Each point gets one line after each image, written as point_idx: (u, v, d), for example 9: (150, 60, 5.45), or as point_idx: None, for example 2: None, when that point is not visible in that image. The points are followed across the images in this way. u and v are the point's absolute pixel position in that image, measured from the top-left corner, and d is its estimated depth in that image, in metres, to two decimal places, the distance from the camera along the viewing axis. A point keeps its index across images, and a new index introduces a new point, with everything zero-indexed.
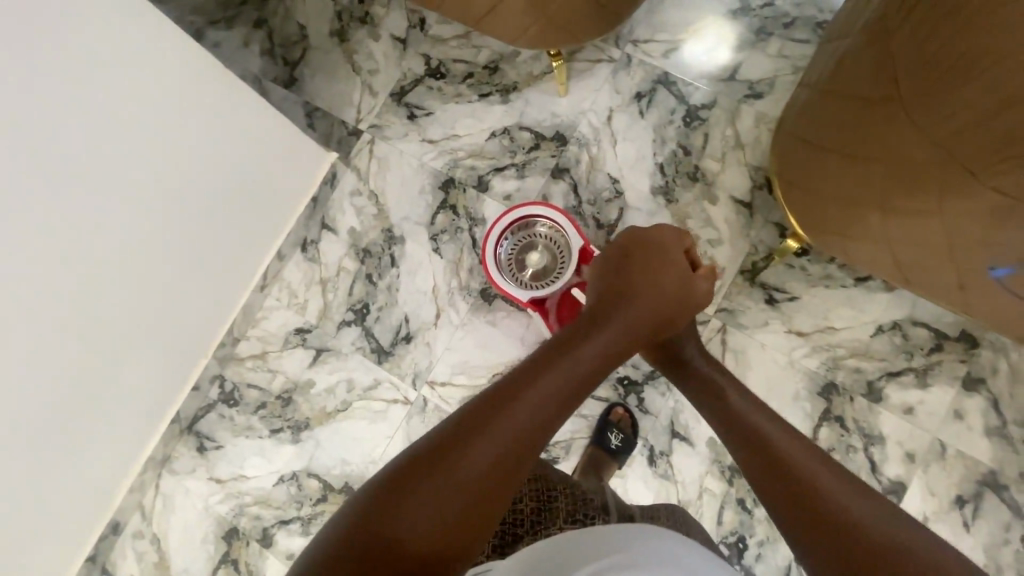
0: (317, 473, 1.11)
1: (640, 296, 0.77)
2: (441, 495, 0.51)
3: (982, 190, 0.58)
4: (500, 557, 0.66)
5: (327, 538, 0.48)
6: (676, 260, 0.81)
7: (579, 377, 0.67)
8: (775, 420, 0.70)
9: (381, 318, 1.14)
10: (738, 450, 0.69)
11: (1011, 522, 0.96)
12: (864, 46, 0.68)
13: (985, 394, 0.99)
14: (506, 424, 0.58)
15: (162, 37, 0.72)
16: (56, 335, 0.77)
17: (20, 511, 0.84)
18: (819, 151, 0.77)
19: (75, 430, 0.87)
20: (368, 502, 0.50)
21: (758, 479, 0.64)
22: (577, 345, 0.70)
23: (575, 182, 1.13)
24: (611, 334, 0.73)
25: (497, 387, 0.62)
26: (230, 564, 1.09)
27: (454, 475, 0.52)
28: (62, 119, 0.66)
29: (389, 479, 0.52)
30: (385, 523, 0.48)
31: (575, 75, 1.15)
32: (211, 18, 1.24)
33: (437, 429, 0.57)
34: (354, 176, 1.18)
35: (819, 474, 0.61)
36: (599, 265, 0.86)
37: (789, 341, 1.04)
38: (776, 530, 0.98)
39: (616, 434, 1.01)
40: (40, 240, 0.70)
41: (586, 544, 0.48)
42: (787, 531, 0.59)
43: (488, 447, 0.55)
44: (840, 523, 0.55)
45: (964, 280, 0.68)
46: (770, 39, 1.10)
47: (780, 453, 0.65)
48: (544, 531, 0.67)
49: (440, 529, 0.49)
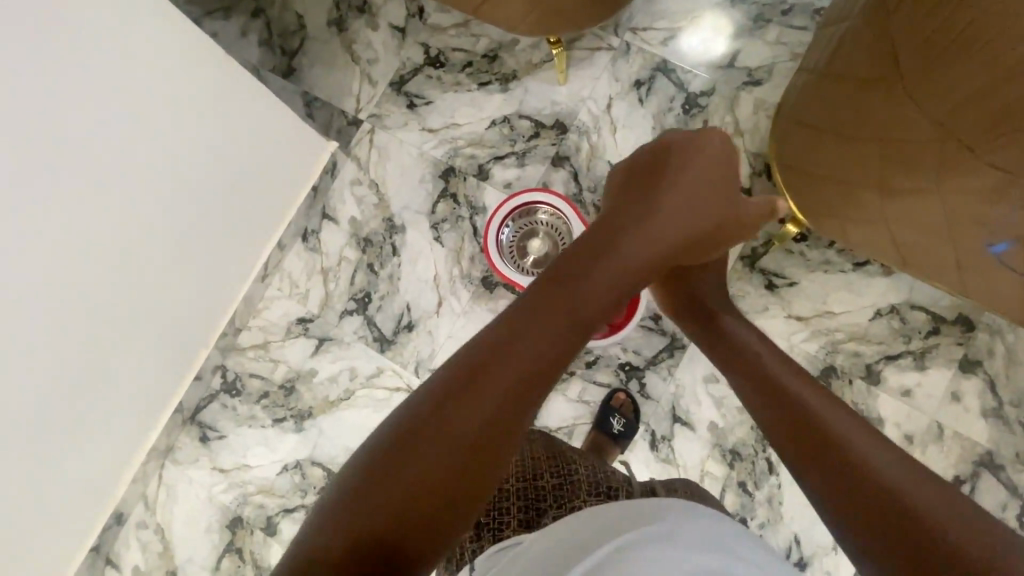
0: (320, 461, 1.11)
1: (651, 235, 0.75)
2: (443, 439, 0.53)
3: (980, 166, 0.58)
4: (526, 531, 0.67)
5: (337, 488, 0.51)
6: (686, 204, 0.78)
7: (586, 314, 0.67)
8: (807, 383, 0.68)
9: (382, 307, 1.14)
10: (757, 400, 0.69)
11: (1007, 500, 0.98)
12: (860, 30, 0.69)
13: (981, 375, 1.00)
14: (510, 365, 0.58)
15: (160, 27, 0.72)
16: (55, 333, 0.77)
17: (20, 512, 0.83)
18: (818, 135, 0.78)
19: (75, 428, 0.87)
20: (375, 460, 0.51)
21: (777, 429, 0.64)
22: (581, 281, 0.69)
23: (576, 170, 1.13)
24: (621, 268, 0.72)
25: (500, 327, 0.62)
26: (234, 553, 1.09)
27: (456, 420, 0.54)
28: (55, 113, 0.65)
29: (394, 428, 0.54)
30: (393, 472, 0.50)
31: (574, 64, 1.16)
32: (207, 7, 1.23)
33: (440, 383, 0.57)
34: (354, 166, 1.18)
35: (835, 425, 0.61)
36: (613, 200, 0.83)
37: (788, 325, 1.05)
38: (776, 512, 0.99)
39: (618, 419, 1.02)
40: (36, 239, 0.69)
41: (607, 529, 0.50)
42: (802, 478, 0.59)
43: (491, 404, 0.55)
44: (862, 477, 0.55)
45: (961, 259, 0.69)
46: (768, 26, 1.11)
47: (800, 403, 0.64)
48: (569, 503, 0.68)
49: (445, 472, 0.51)
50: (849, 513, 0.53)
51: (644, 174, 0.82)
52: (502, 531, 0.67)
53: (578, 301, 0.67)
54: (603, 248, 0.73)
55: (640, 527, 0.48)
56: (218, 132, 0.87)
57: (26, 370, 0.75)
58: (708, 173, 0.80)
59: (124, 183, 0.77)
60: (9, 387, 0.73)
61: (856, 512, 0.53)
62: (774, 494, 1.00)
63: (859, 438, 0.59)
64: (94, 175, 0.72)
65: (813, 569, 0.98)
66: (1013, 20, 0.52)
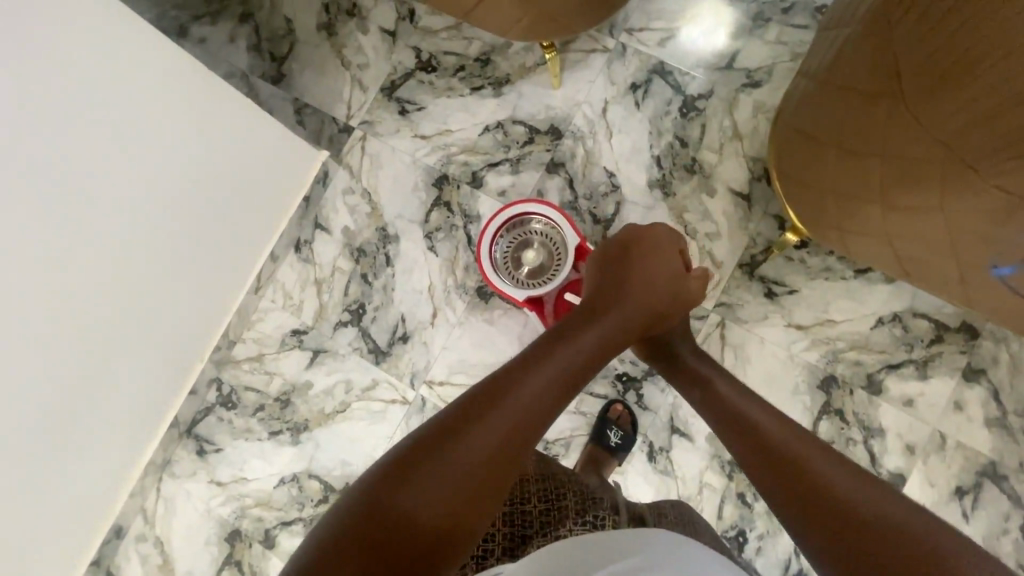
0: (317, 474, 1.11)
1: (638, 282, 0.79)
2: (450, 471, 0.51)
3: (985, 188, 0.56)
4: (512, 560, 0.65)
5: (329, 520, 0.48)
6: (666, 255, 0.83)
7: (583, 359, 0.68)
8: (777, 413, 0.69)
9: (377, 318, 1.13)
10: (727, 435, 0.70)
11: (1010, 511, 0.97)
12: (864, 37, 0.66)
13: (985, 384, 0.98)
14: (514, 406, 0.59)
15: (139, 37, 0.72)
16: (53, 339, 0.76)
17: (23, 512, 0.82)
18: (819, 144, 0.75)
19: (79, 432, 0.86)
20: (378, 481, 0.50)
21: (751, 464, 0.65)
22: (574, 329, 0.72)
23: (571, 177, 1.11)
24: (615, 317, 0.75)
25: (498, 372, 0.63)
26: (234, 565, 1.10)
27: (462, 453, 0.53)
28: (40, 118, 0.64)
29: (397, 453, 0.53)
30: (395, 501, 0.48)
31: (568, 67, 1.13)
32: (194, 12, 1.20)
33: (442, 412, 0.57)
34: (346, 174, 1.16)
35: (807, 451, 0.62)
36: (600, 252, 0.87)
37: (787, 334, 1.03)
38: (775, 523, 0.98)
39: (616, 431, 1.01)
40: (26, 240, 0.68)
41: (584, 554, 0.49)
42: (777, 509, 0.59)
43: (493, 433, 0.56)
44: (833, 499, 0.55)
45: (964, 273, 0.66)
46: (768, 25, 1.08)
47: (778, 435, 0.65)
48: (556, 533, 0.67)
49: (449, 505, 0.50)
50: (826, 536, 0.53)
51: (629, 229, 0.86)
52: (486, 560, 0.65)
53: (568, 339, 0.70)
54: (593, 300, 0.77)
55: (628, 559, 0.47)
56: (212, 138, 0.85)
57: (25, 378, 0.74)
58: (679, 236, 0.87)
59: (120, 186, 0.76)
60: (9, 397, 0.73)
61: (834, 534, 0.52)
62: None
63: (834, 463, 0.60)
64: (88, 179, 0.72)
65: None
66: (1013, 37, 0.50)
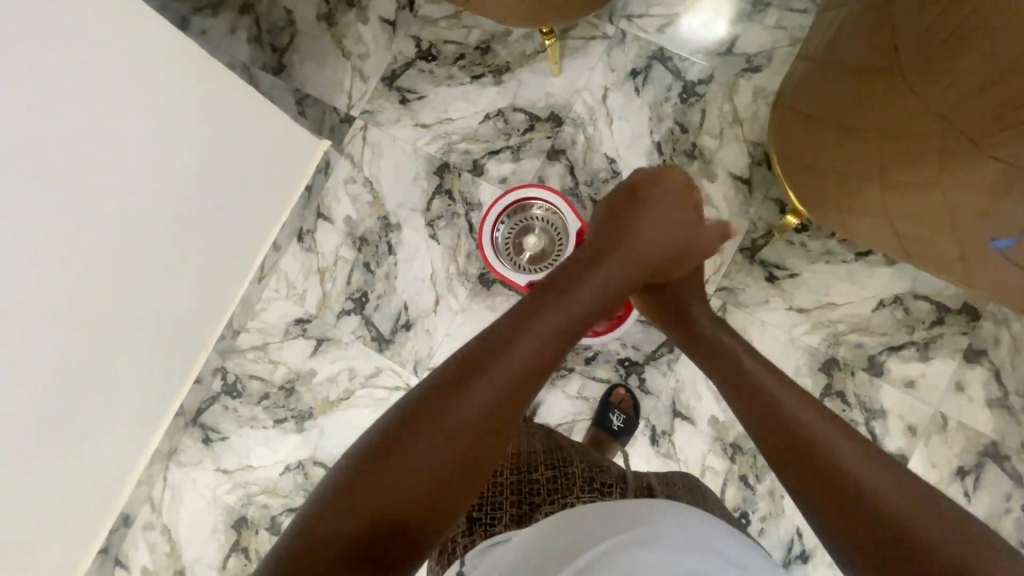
0: (322, 461, 1.12)
1: (627, 252, 0.79)
2: (439, 441, 0.54)
3: (983, 159, 0.56)
4: (519, 526, 0.65)
5: (329, 483, 0.51)
6: (667, 225, 0.83)
7: (570, 328, 0.70)
8: (783, 380, 0.70)
9: (380, 306, 1.14)
10: (735, 398, 0.71)
11: (1012, 490, 0.97)
12: (861, 16, 0.67)
13: (986, 365, 0.99)
14: (500, 376, 0.60)
15: (144, 28, 0.72)
16: (57, 331, 0.76)
17: (30, 502, 0.82)
18: (817, 124, 0.75)
19: (82, 424, 0.87)
20: (371, 449, 0.53)
21: (754, 429, 0.67)
22: (567, 289, 0.72)
23: (572, 163, 1.12)
24: (605, 285, 0.75)
25: (489, 338, 0.64)
26: (241, 552, 1.11)
27: (452, 424, 0.56)
28: (44, 110, 0.65)
29: (393, 423, 0.55)
30: (388, 471, 0.51)
31: (568, 54, 1.13)
32: (194, 4, 1.20)
33: (433, 381, 0.59)
34: (348, 164, 1.17)
35: (812, 422, 0.63)
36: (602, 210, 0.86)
37: (789, 318, 1.03)
38: (778, 505, 0.99)
39: (618, 415, 1.01)
40: (29, 229, 0.68)
41: (591, 531, 0.49)
42: (785, 476, 0.61)
43: (479, 403, 0.58)
44: (841, 479, 0.56)
45: (964, 249, 0.67)
46: (767, 10, 1.08)
47: (780, 408, 0.66)
48: (566, 502, 0.65)
49: (448, 477, 0.53)
50: (835, 516, 0.55)
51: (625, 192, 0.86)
52: (494, 527, 0.65)
53: (561, 304, 0.70)
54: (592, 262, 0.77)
55: (641, 530, 0.47)
56: (213, 131, 0.86)
57: (31, 368, 0.75)
58: (678, 195, 0.85)
59: (123, 178, 0.76)
60: (15, 386, 0.73)
61: (844, 519, 0.54)
62: (775, 488, 1.00)
63: (840, 436, 0.61)
64: (91, 171, 0.72)
65: (816, 561, 0.98)
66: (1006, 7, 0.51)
